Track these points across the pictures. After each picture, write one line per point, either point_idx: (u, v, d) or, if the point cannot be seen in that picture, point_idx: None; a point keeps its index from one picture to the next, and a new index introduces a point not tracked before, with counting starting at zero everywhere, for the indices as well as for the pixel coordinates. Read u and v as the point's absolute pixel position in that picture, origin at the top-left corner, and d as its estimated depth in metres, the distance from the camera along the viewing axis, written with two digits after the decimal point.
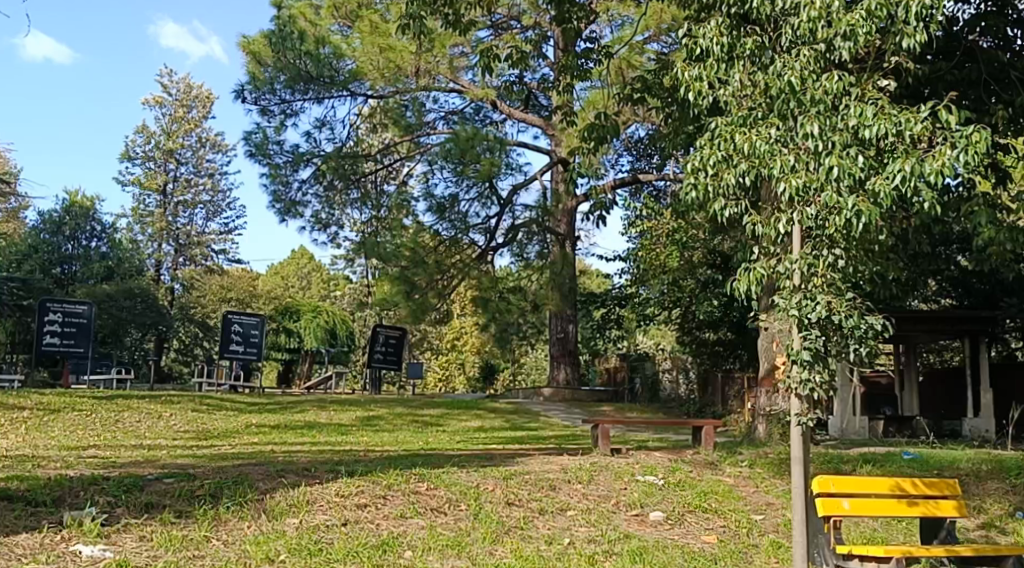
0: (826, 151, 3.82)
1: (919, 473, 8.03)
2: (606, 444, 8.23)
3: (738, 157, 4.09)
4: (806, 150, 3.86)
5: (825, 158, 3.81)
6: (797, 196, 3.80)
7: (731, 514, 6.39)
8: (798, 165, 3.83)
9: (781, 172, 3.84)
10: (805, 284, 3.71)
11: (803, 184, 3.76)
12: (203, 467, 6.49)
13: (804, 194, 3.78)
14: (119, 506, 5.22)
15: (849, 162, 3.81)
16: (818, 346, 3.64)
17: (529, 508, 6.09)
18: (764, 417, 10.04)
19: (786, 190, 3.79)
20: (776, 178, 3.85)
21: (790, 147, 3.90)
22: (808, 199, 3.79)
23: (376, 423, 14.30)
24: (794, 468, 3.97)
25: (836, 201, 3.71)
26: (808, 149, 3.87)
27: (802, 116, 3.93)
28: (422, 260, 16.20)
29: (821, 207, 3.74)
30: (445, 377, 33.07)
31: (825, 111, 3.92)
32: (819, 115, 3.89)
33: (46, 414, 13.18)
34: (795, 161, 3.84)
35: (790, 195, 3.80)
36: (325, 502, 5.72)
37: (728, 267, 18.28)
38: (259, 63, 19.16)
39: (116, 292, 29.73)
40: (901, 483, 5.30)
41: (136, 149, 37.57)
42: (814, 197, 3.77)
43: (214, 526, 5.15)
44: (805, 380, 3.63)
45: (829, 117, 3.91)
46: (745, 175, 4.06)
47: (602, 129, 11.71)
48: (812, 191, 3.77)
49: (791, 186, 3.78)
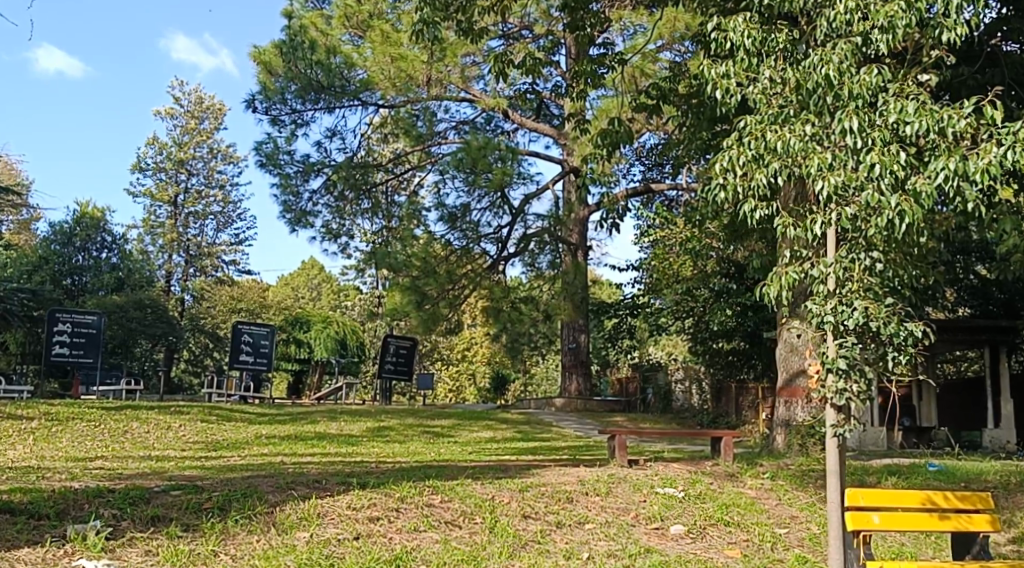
0: (865, 147, 3.68)
1: (947, 485, 7.81)
2: (624, 456, 8.03)
3: (770, 156, 3.92)
4: (844, 147, 3.71)
5: (866, 155, 3.65)
6: (834, 195, 3.65)
7: (755, 528, 6.18)
8: (835, 163, 3.67)
9: (817, 171, 3.69)
10: (840, 288, 3.55)
11: (841, 182, 3.61)
12: (211, 480, 6.33)
13: (843, 193, 3.62)
14: (125, 519, 5.08)
15: (890, 159, 3.65)
16: (855, 354, 3.46)
17: (545, 521, 5.92)
18: (783, 427, 9.82)
19: (825, 188, 3.64)
20: (811, 177, 3.70)
21: (826, 144, 3.75)
22: (846, 198, 3.63)
23: (386, 434, 14.13)
24: (830, 482, 3.81)
25: (877, 201, 3.56)
26: (847, 146, 3.71)
27: (840, 111, 3.78)
28: (432, 271, 16.04)
29: (861, 208, 3.59)
30: (456, 389, 32.99)
31: (863, 107, 3.79)
32: (858, 111, 3.74)
33: (55, 425, 13.05)
34: (833, 158, 3.68)
35: (827, 193, 3.65)
36: (336, 515, 5.56)
37: (743, 276, 18.09)
38: (270, 73, 19.18)
39: (126, 303, 29.68)
40: (931, 497, 5.09)
41: (147, 160, 37.62)
42: (852, 197, 3.63)
43: (222, 540, 5.00)
44: (841, 389, 3.44)
45: (868, 113, 3.77)
46: (776, 174, 3.92)
47: (615, 135, 11.57)
48: (851, 190, 3.61)
49: (828, 185, 3.63)
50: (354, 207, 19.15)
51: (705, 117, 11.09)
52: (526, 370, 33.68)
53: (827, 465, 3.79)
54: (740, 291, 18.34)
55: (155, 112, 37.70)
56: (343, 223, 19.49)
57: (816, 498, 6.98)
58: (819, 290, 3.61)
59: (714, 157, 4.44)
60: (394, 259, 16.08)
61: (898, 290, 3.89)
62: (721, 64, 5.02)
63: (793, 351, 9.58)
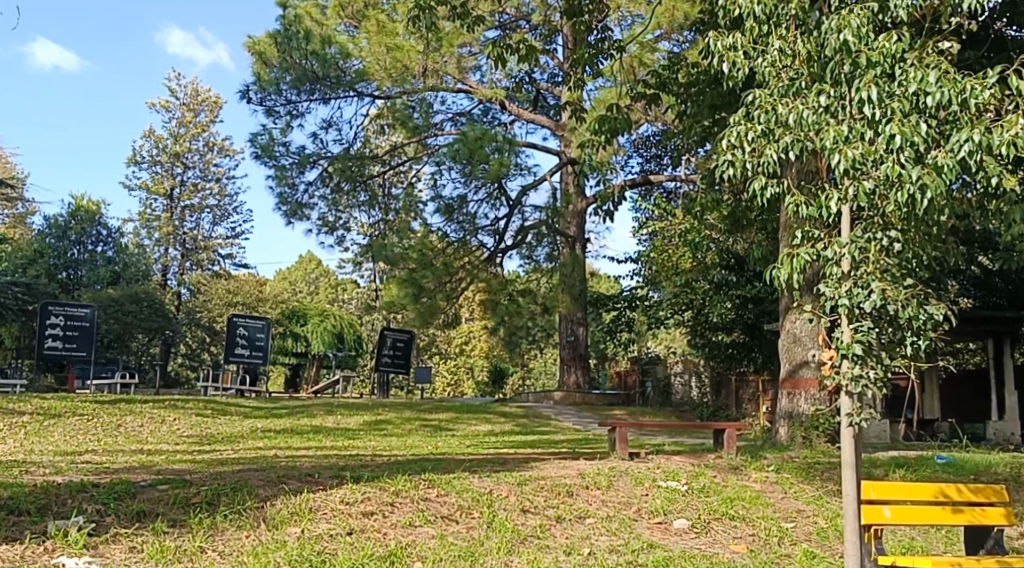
0: (885, 118, 3.48)
1: (956, 478, 7.65)
2: (624, 449, 7.85)
3: (781, 130, 3.73)
4: (860, 118, 3.52)
5: (885, 125, 3.46)
6: (853, 167, 3.45)
7: (761, 522, 6.00)
8: (851, 136, 3.50)
9: (833, 144, 3.50)
10: (855, 270, 3.37)
11: (859, 155, 3.44)
12: (200, 474, 6.13)
13: (860, 166, 3.44)
14: (109, 515, 4.90)
15: (912, 131, 3.45)
16: (871, 338, 3.31)
17: (545, 515, 5.74)
18: (785, 420, 9.68)
19: (842, 160, 3.45)
20: (827, 150, 3.51)
21: (842, 115, 3.57)
22: (863, 172, 3.44)
23: (383, 427, 13.96)
24: (846, 474, 3.63)
25: (898, 173, 3.39)
26: (863, 118, 3.53)
27: (858, 80, 3.58)
28: (429, 263, 15.85)
29: (879, 181, 3.41)
30: (454, 383, 32.63)
31: (882, 75, 3.58)
32: (877, 80, 3.55)
33: (46, 419, 12.86)
34: (849, 131, 3.51)
35: (845, 166, 3.46)
36: (328, 510, 5.37)
37: (743, 267, 17.91)
38: (264, 63, 18.83)
39: (121, 297, 29.49)
40: (945, 489, 4.93)
41: (143, 153, 37.31)
42: (870, 171, 3.44)
43: (210, 535, 4.82)
44: (857, 376, 3.28)
45: (888, 82, 3.58)
46: (788, 147, 3.71)
47: (614, 121, 11.38)
48: (869, 163, 3.43)
49: (846, 157, 3.45)
50: (349, 199, 18.97)
51: (706, 104, 10.87)
52: (524, 363, 33.51)
53: (843, 458, 3.61)
54: (741, 282, 17.93)
55: (150, 105, 37.35)
56: (339, 216, 19.29)
57: (823, 492, 6.79)
58: (832, 272, 3.42)
59: (722, 132, 4.20)
60: (391, 251, 15.82)
61: (917, 272, 3.68)
62: (729, 36, 4.85)
63: (797, 341, 9.54)
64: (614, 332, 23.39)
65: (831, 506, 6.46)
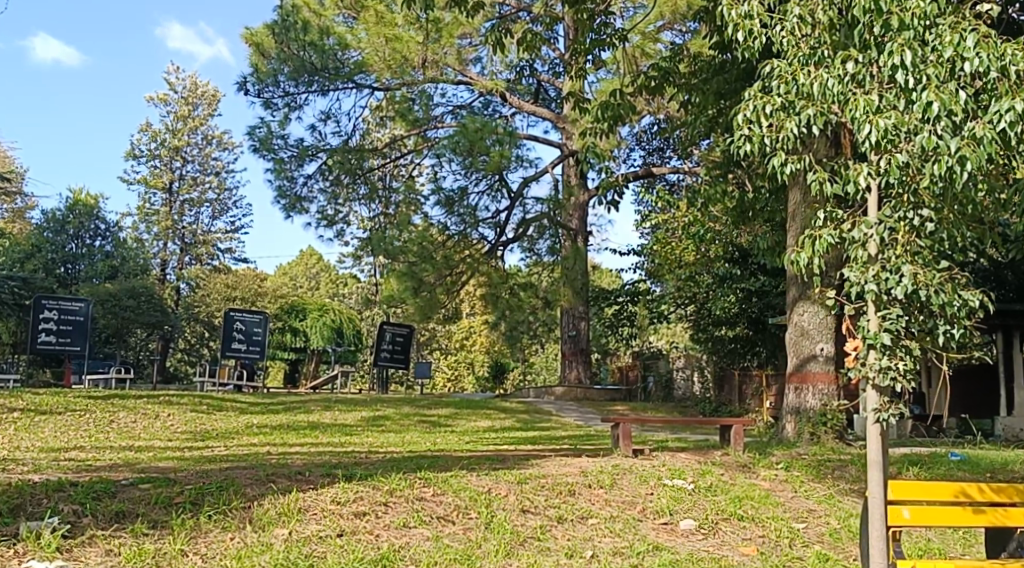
0: (920, 85, 3.21)
1: (972, 477, 7.37)
2: (628, 446, 7.59)
3: (803, 102, 3.48)
4: (893, 85, 3.24)
5: (921, 93, 3.18)
6: (885, 138, 3.15)
7: (771, 522, 5.74)
8: (883, 105, 3.20)
9: (863, 115, 3.20)
10: (882, 253, 3.11)
11: (893, 125, 3.14)
12: (185, 472, 5.87)
13: (892, 137, 3.15)
14: (86, 516, 4.65)
15: (950, 97, 3.19)
16: (900, 328, 3.07)
17: (545, 516, 5.48)
18: (792, 415, 9.42)
19: (873, 131, 3.15)
20: (856, 121, 3.20)
21: (872, 83, 3.27)
22: (895, 145, 3.17)
23: (381, 423, 13.73)
24: (873, 473, 3.37)
25: (935, 143, 3.13)
26: (896, 86, 3.24)
27: (890, 44, 3.30)
28: (430, 256, 15.59)
29: (913, 153, 3.13)
30: (455, 377, 32.36)
31: (916, 39, 3.29)
32: (911, 44, 3.25)
33: (39, 415, 12.61)
34: (879, 99, 3.21)
35: (877, 137, 3.15)
36: (318, 510, 5.12)
37: (747, 261, 17.63)
38: (262, 54, 18.51)
39: (118, 292, 29.25)
40: (965, 488, 4.64)
41: (141, 147, 37.05)
42: (903, 144, 3.16)
43: (192, 538, 4.57)
44: (884, 368, 3.04)
45: (922, 47, 3.28)
46: (812, 120, 3.50)
47: (617, 107, 10.82)
48: (902, 134, 3.15)
49: (877, 128, 3.14)
50: (349, 193, 18.72)
51: (711, 91, 10.52)
52: (525, 358, 33.28)
53: (869, 456, 3.34)
54: (744, 276, 17.66)
55: (149, 98, 37.02)
56: (339, 209, 19.00)
57: (834, 491, 6.54)
58: (858, 256, 3.16)
59: (738, 107, 4.14)
60: (392, 244, 15.51)
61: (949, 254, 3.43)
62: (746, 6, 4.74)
63: (805, 335, 9.27)
64: (616, 327, 23.12)
65: (844, 506, 6.21)
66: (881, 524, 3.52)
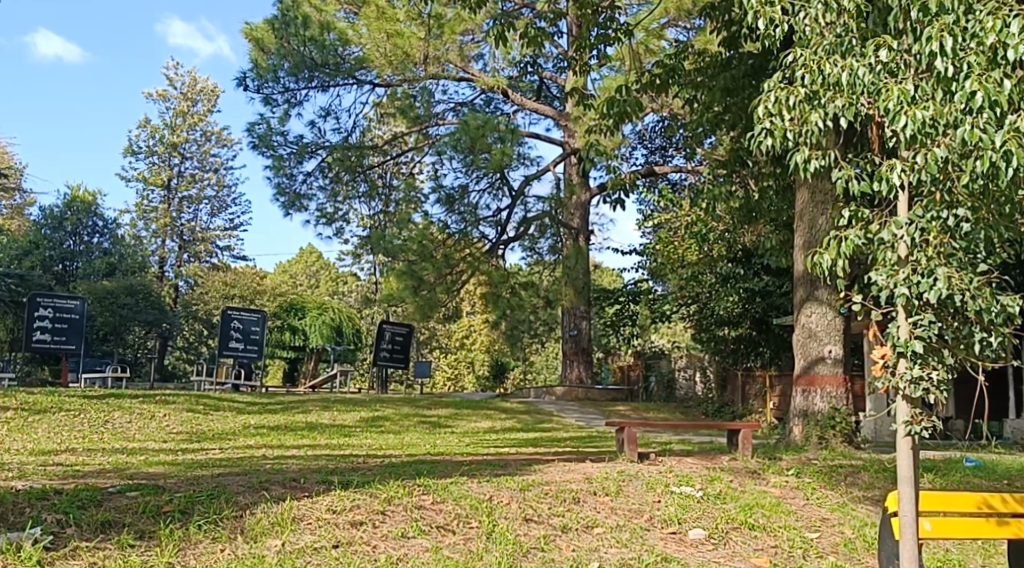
0: (961, 73, 3.00)
1: (987, 483, 7.17)
2: (633, 450, 7.37)
3: (831, 93, 3.28)
4: (931, 74, 3.04)
5: (964, 82, 2.98)
6: (921, 132, 2.94)
7: (783, 532, 5.54)
8: (920, 96, 2.99)
9: (897, 106, 2.97)
10: (913, 255, 2.90)
11: (931, 117, 2.94)
12: (175, 478, 5.65)
13: (929, 130, 2.95)
14: (70, 526, 4.45)
15: (995, 88, 2.99)
16: (932, 335, 2.88)
17: (549, 525, 5.28)
18: (801, 419, 9.20)
19: (910, 124, 2.92)
20: (890, 113, 2.97)
21: (906, 72, 3.08)
22: (933, 138, 2.97)
23: (380, 424, 13.52)
24: (905, 489, 3.21)
25: (976, 137, 2.92)
26: (932, 75, 3.04)
27: (929, 29, 3.09)
28: (430, 255, 15.38)
29: (951, 147, 2.93)
30: (454, 376, 32.14)
31: (956, 24, 3.07)
32: (951, 29, 3.04)
33: (32, 415, 12.38)
34: (915, 90, 2.99)
35: (912, 130, 2.93)
36: (313, 520, 4.92)
37: (751, 260, 17.44)
38: (262, 50, 18.18)
39: (116, 289, 29.05)
40: (988, 498, 4.40)
41: (139, 143, 36.80)
42: (943, 137, 2.96)
43: (181, 550, 4.37)
44: (916, 379, 2.85)
45: (963, 31, 3.07)
46: (838, 114, 3.27)
47: (623, 103, 10.50)
48: (939, 126, 2.95)
49: (913, 121, 2.92)
50: (349, 191, 18.49)
51: (719, 86, 10.27)
52: (526, 357, 33.10)
53: (900, 471, 3.18)
54: (748, 275, 17.42)
55: (148, 94, 36.75)
56: (339, 207, 18.71)
57: (847, 499, 6.34)
58: (887, 258, 2.95)
59: (756, 101, 3.95)
60: (391, 243, 15.18)
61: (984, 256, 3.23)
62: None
63: (812, 336, 9.06)
64: (618, 327, 22.90)
65: (857, 515, 6.02)
66: (913, 544, 3.34)
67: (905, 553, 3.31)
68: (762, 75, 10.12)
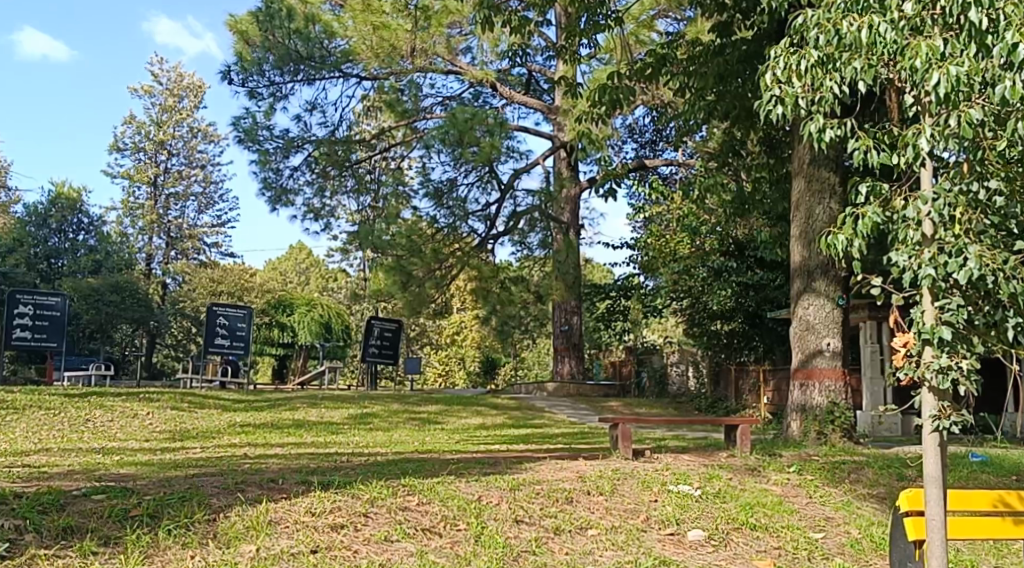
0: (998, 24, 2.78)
1: (997, 479, 6.93)
2: (627, 446, 7.11)
3: (848, 54, 3.10)
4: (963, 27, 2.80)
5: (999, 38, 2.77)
6: (954, 91, 2.71)
7: (786, 532, 5.29)
8: (949, 53, 2.77)
9: (927, 63, 2.76)
10: (938, 234, 2.68)
11: (964, 73, 2.70)
12: (144, 480, 5.33)
13: (962, 89, 2.73)
14: (29, 532, 4.15)
15: None
16: (961, 321, 2.63)
17: (541, 527, 5.02)
18: (798, 414, 8.97)
19: (944, 81, 2.69)
20: (920, 72, 2.75)
21: (933, 29, 2.84)
22: (966, 99, 2.75)
23: (369, 421, 13.21)
24: (932, 492, 2.99)
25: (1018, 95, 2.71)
26: (964, 28, 2.81)
27: None
28: (419, 249, 15.12)
29: (987, 109, 2.72)
30: (444, 373, 31.71)
31: None
32: None
33: (10, 415, 12.03)
34: (945, 46, 2.78)
35: (946, 88, 2.70)
36: (291, 523, 4.63)
37: (744, 253, 17.25)
38: (247, 43, 17.38)
39: (102, 286, 28.55)
40: (1004, 497, 4.14)
41: (125, 140, 36.27)
42: (976, 99, 2.76)
43: (147, 557, 4.08)
44: (944, 369, 2.62)
45: None
46: (856, 77, 3.11)
47: (615, 91, 10.14)
48: (973, 83, 2.73)
49: (948, 76, 2.69)
50: (337, 185, 18.17)
51: (713, 72, 9.97)
52: (518, 353, 32.82)
53: (926, 472, 2.96)
54: (741, 269, 17.22)
55: (133, 90, 36.22)
56: (326, 203, 18.29)
57: (852, 497, 6.10)
58: (909, 237, 2.72)
59: (764, 68, 3.84)
60: (379, 238, 14.96)
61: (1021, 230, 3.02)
62: None
63: (810, 329, 8.84)
64: (609, 322, 22.59)
65: (863, 514, 5.78)
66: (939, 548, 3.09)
67: (934, 557, 3.06)
68: (755, 61, 9.82)
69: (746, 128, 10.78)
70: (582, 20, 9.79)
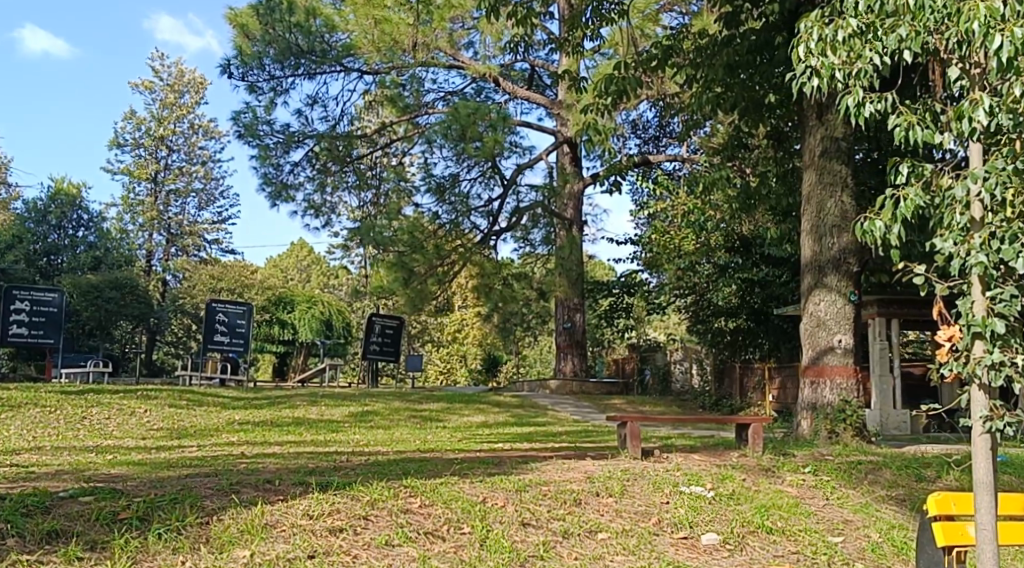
0: None
1: (1021, 480, 6.70)
2: (637, 446, 6.88)
3: (897, 20, 2.98)
4: None
5: None
6: (1018, 55, 2.63)
7: (804, 536, 5.08)
8: (1009, 14, 2.66)
9: (986, 26, 2.66)
10: (987, 218, 2.60)
11: None
12: (134, 482, 5.10)
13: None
14: (10, 537, 3.93)
15: None
16: (1013, 313, 2.53)
17: (549, 530, 4.81)
18: (809, 412, 8.73)
19: (1008, 44, 2.61)
20: (980, 36, 2.67)
21: None
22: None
23: (370, 419, 13.02)
24: (982, 498, 2.83)
25: None
26: None
27: None
28: (420, 245, 14.90)
29: None
30: (446, 370, 31.53)
31: None
32: None
33: (6, 412, 11.85)
34: (1004, 7, 2.67)
35: (1010, 52, 2.62)
36: (288, 527, 4.42)
37: (750, 249, 17.05)
38: (248, 37, 17.11)
39: (101, 283, 28.34)
40: None
41: (125, 136, 36.03)
42: None
43: (136, 564, 3.86)
44: (998, 364, 2.50)
45: None
46: (903, 45, 2.99)
47: (623, 82, 9.90)
48: None
49: (1013, 39, 2.60)
50: (338, 181, 17.91)
51: (721, 63, 9.70)
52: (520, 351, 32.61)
53: (977, 477, 2.81)
54: (747, 265, 17.03)
55: (133, 86, 35.99)
56: (327, 198, 18.09)
57: (870, 499, 5.90)
58: (957, 221, 2.64)
59: (794, 40, 3.72)
60: (381, 234, 14.69)
61: None
62: None
63: (821, 325, 8.61)
64: (612, 319, 22.36)
65: (883, 516, 5.58)
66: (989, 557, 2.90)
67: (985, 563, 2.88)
68: (766, 51, 9.60)
69: (754, 121, 10.58)
70: (587, 16, 9.55)
